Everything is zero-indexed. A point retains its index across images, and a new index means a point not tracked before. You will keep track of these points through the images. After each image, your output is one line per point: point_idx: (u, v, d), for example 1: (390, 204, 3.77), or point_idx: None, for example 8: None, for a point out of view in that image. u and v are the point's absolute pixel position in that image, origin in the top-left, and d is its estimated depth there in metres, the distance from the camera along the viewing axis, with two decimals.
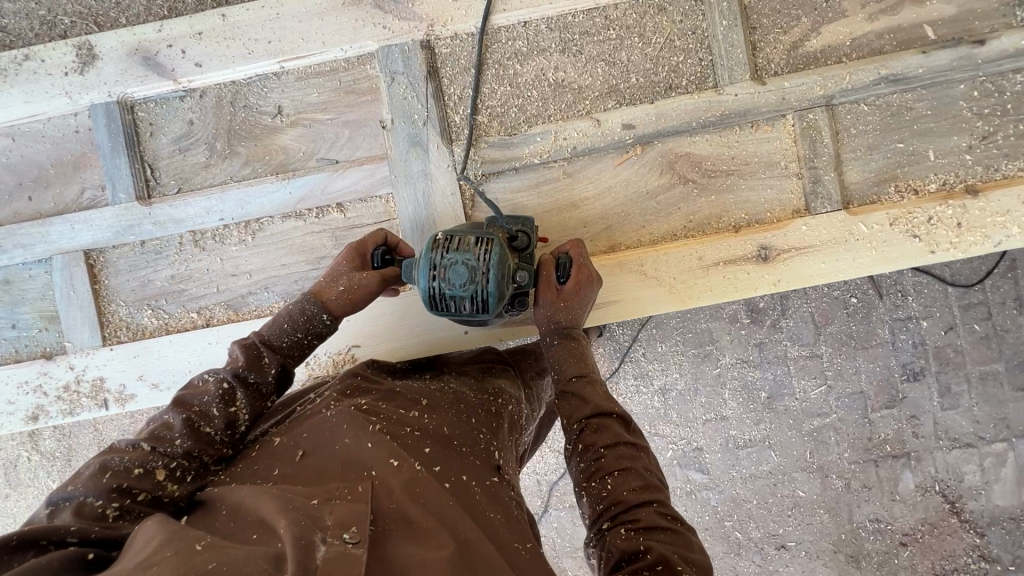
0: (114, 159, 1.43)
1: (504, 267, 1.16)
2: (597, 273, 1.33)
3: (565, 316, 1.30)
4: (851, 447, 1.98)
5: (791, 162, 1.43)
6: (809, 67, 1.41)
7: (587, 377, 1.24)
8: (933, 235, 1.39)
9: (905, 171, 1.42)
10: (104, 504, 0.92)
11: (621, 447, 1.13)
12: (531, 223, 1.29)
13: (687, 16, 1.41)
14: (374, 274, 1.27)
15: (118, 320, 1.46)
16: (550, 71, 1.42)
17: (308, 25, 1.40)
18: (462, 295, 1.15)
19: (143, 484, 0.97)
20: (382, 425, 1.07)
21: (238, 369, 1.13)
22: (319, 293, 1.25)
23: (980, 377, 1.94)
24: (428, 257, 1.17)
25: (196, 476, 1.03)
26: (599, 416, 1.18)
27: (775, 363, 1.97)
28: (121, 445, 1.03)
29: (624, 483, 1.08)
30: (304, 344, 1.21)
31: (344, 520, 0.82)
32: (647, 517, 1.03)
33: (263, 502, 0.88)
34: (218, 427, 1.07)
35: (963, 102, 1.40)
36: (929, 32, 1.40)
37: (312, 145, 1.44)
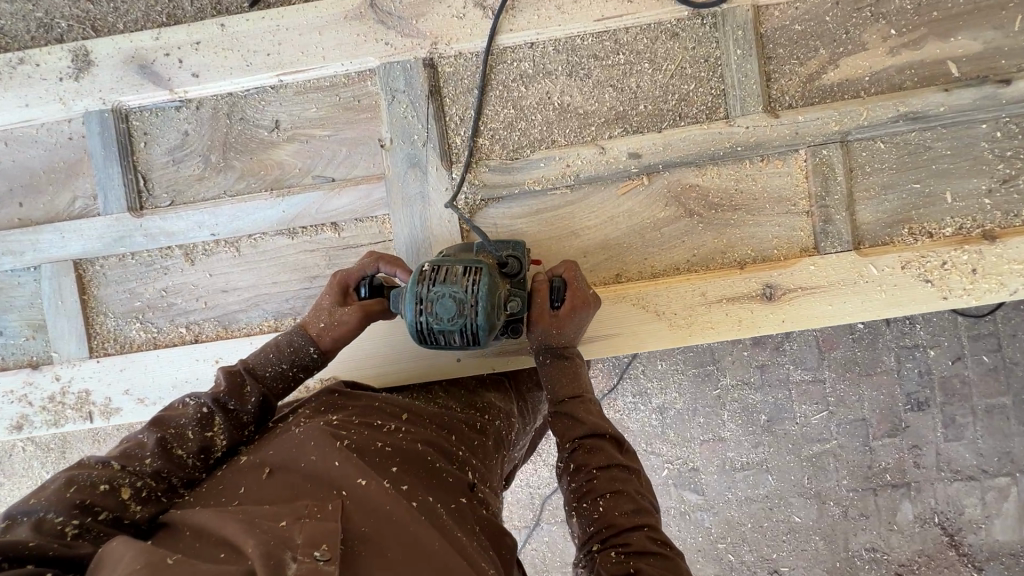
0: (106, 169, 1.40)
1: (494, 295, 1.10)
2: (594, 294, 1.25)
3: (558, 340, 1.25)
4: (850, 474, 1.93)
5: (801, 199, 1.38)
6: (825, 101, 1.36)
7: (581, 398, 1.21)
8: (946, 281, 1.34)
9: (920, 213, 1.37)
10: (65, 521, 0.88)
11: (614, 469, 1.11)
12: (520, 246, 1.23)
13: (700, 43, 1.36)
14: (355, 309, 1.23)
15: (106, 332, 1.44)
16: (556, 94, 1.38)
17: (308, 38, 1.37)
18: (451, 329, 1.09)
19: (107, 502, 0.93)
20: (352, 441, 1.03)
21: (218, 395, 1.11)
22: (306, 324, 1.24)
23: (986, 411, 1.89)
24: (415, 290, 1.10)
25: (162, 498, 0.99)
26: (593, 436, 1.16)
27: (776, 387, 1.93)
28: (90, 460, 1.00)
29: (615, 506, 1.07)
30: (288, 377, 1.19)
31: (313, 540, 0.80)
32: (638, 541, 1.01)
33: (228, 523, 0.85)
34: (191, 450, 1.05)
35: (984, 143, 1.35)
36: (953, 69, 1.35)
37: (309, 162, 1.41)
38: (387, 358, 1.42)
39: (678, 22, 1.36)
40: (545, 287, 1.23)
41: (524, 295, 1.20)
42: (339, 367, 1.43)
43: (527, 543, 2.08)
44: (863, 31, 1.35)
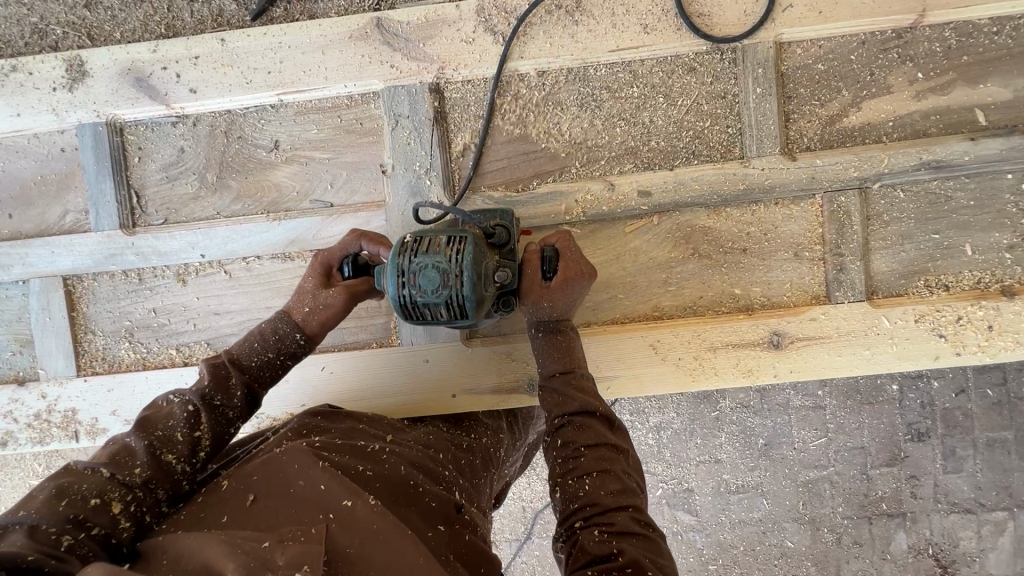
0: (99, 183, 1.36)
1: (480, 265, 1.03)
2: (589, 266, 1.17)
3: (552, 312, 1.18)
4: (846, 502, 1.89)
5: (815, 244, 1.33)
6: (844, 144, 1.31)
7: (572, 373, 1.13)
8: (961, 335, 1.29)
9: (937, 264, 1.32)
10: (59, 532, 0.83)
11: (602, 448, 1.03)
12: (508, 214, 1.19)
13: (718, 79, 1.31)
14: (339, 290, 1.15)
15: (95, 350, 1.40)
16: (565, 125, 1.33)
17: (311, 57, 1.32)
18: (435, 303, 1.01)
19: (98, 518, 0.87)
20: (334, 460, 0.95)
21: (204, 391, 1.05)
22: (291, 310, 1.17)
23: (987, 444, 1.84)
24: (395, 261, 1.02)
25: (148, 516, 0.93)
26: (582, 413, 1.08)
27: (776, 411, 1.89)
28: (78, 467, 0.94)
29: (600, 486, 0.99)
30: (275, 365, 1.13)
31: (296, 561, 0.72)
32: (623, 522, 0.94)
33: (208, 547, 0.78)
34: (180, 454, 0.99)
35: (1008, 195, 1.30)
36: (980, 117, 1.29)
37: (307, 185, 1.36)
38: (381, 386, 1.37)
39: (696, 56, 1.30)
40: (536, 257, 1.17)
41: (514, 265, 1.14)
42: (331, 397, 1.37)
43: (517, 557, 1.99)
44: (889, 73, 1.30)
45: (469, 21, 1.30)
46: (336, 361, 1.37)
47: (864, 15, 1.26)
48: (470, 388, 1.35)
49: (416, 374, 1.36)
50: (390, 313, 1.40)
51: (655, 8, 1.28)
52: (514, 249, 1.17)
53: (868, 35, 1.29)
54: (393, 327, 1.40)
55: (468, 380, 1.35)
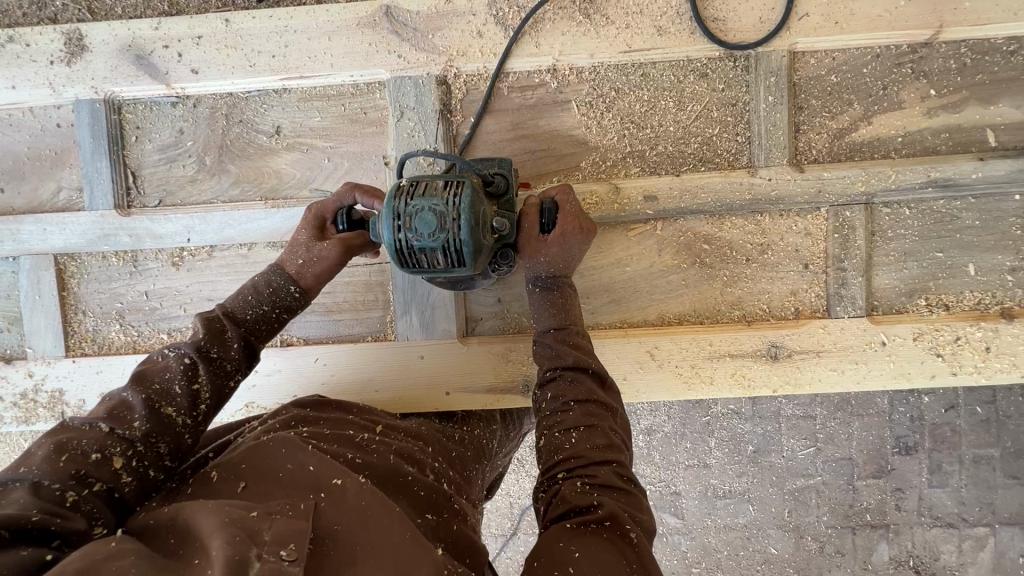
0: (94, 161, 1.33)
1: (478, 208, 0.99)
2: (589, 221, 1.13)
3: (549, 266, 1.13)
4: (831, 511, 1.90)
5: (816, 257, 1.32)
6: (852, 158, 1.30)
7: (568, 329, 1.10)
8: (956, 356, 1.29)
9: (938, 283, 1.31)
10: (63, 488, 0.78)
11: (591, 404, 1.01)
12: (507, 163, 1.16)
13: (730, 86, 1.29)
14: (334, 244, 1.09)
15: (84, 331, 1.38)
16: (572, 125, 1.31)
17: (317, 43, 1.29)
18: (433, 247, 0.97)
19: (100, 473, 0.82)
20: (320, 448, 0.94)
21: (199, 344, 0.98)
22: (285, 263, 1.12)
23: (973, 460, 1.85)
24: (391, 204, 0.98)
25: (151, 472, 0.88)
26: (574, 368, 1.05)
27: (767, 419, 1.89)
28: (74, 423, 0.87)
29: (587, 440, 0.97)
30: (271, 319, 1.08)
31: (282, 538, 0.71)
32: (606, 475, 0.92)
33: (195, 512, 0.75)
34: (180, 407, 0.93)
35: (1012, 217, 1.29)
36: (990, 137, 1.28)
37: (307, 173, 1.34)
38: (372, 378, 1.35)
39: (708, 61, 1.29)
40: (534, 209, 1.14)
41: (512, 217, 1.11)
42: (321, 388, 1.36)
43: (502, 553, 1.99)
44: (901, 89, 1.28)
45: (480, 13, 1.28)
46: (327, 352, 1.36)
47: (880, 28, 1.24)
48: (461, 386, 1.34)
49: (407, 368, 1.35)
50: (386, 307, 1.38)
51: (669, 10, 1.26)
52: (513, 201, 1.14)
53: (883, 49, 1.27)
54: (389, 321, 1.37)
55: (459, 378, 1.34)
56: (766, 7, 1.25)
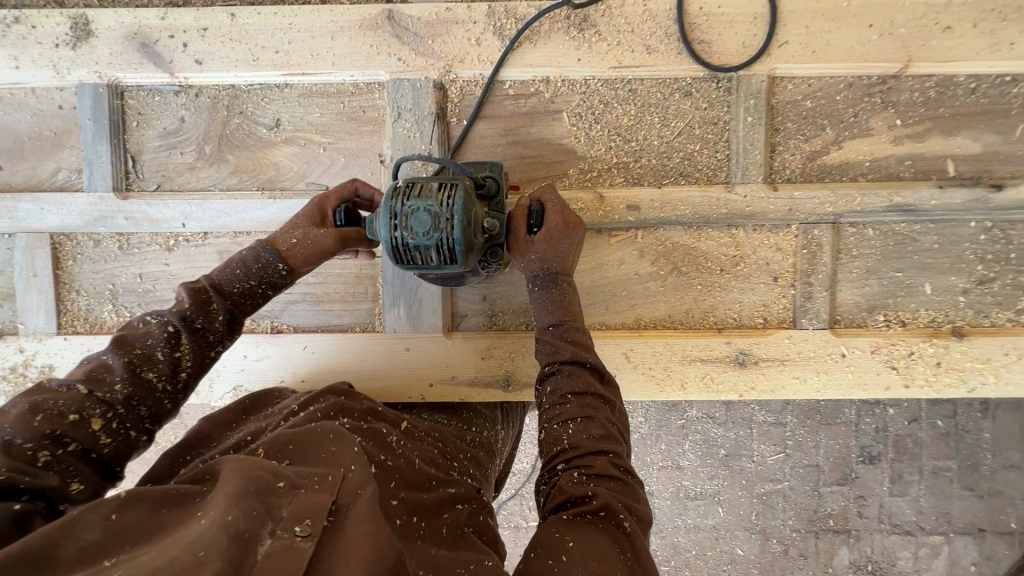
0: (95, 144, 1.36)
1: (470, 209, 1.04)
2: (574, 216, 1.18)
3: (542, 263, 1.16)
4: (796, 515, 1.99)
5: (787, 272, 1.40)
6: (823, 180, 1.38)
7: (565, 325, 1.12)
8: (912, 371, 1.38)
9: (898, 302, 1.40)
10: (35, 448, 0.81)
11: (587, 396, 1.04)
12: (497, 166, 1.20)
13: (713, 106, 1.37)
14: (331, 233, 1.12)
15: (77, 310, 1.41)
16: (562, 134, 1.37)
17: (320, 42, 1.33)
18: (427, 245, 1.02)
19: (76, 434, 0.85)
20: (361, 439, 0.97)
21: (184, 313, 1.00)
22: (276, 241, 1.13)
23: (932, 471, 1.96)
24: (388, 205, 1.03)
25: (131, 433, 0.91)
26: (572, 363, 1.08)
27: (739, 423, 1.97)
28: (51, 385, 0.89)
29: (583, 430, 1.01)
30: (257, 294, 1.10)
31: (298, 513, 0.75)
32: (602, 466, 0.97)
33: (227, 476, 0.80)
34: (162, 372, 0.95)
35: (968, 243, 1.39)
36: (950, 167, 1.37)
37: (305, 167, 1.38)
38: (360, 368, 1.40)
39: (693, 81, 1.36)
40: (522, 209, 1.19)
41: (502, 217, 1.16)
42: (309, 375, 1.41)
43: None
44: (872, 117, 1.37)
45: (479, 23, 1.33)
46: (317, 340, 1.40)
47: (854, 59, 1.33)
48: (445, 379, 1.39)
49: (393, 359, 1.40)
50: (376, 299, 1.43)
51: (659, 30, 1.33)
52: (503, 202, 1.18)
53: (856, 79, 1.36)
54: (378, 313, 1.43)
55: (443, 371, 1.39)
56: (750, 33, 1.33)
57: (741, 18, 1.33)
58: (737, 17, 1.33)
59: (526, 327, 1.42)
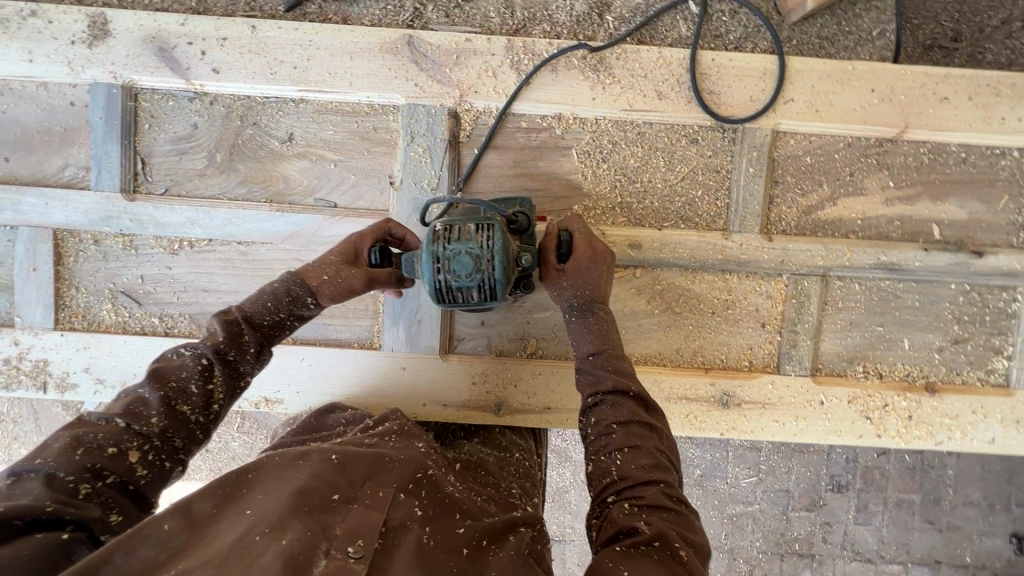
0: (105, 144, 1.36)
1: (509, 248, 1.07)
2: (601, 244, 1.23)
3: (576, 292, 1.21)
4: (763, 538, 2.06)
5: (775, 318, 1.45)
6: (816, 234, 1.43)
7: (605, 353, 1.16)
8: (884, 421, 1.45)
9: (877, 354, 1.47)
10: (77, 480, 0.83)
11: (633, 425, 1.07)
12: (526, 201, 1.23)
13: (716, 154, 1.41)
14: (360, 274, 1.16)
15: (75, 306, 1.41)
16: (570, 170, 1.41)
17: (339, 62, 1.35)
18: (469, 286, 1.06)
19: (115, 467, 0.87)
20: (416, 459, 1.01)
21: (217, 346, 1.03)
22: (307, 274, 1.16)
23: (895, 503, 2.04)
24: (430, 249, 1.06)
25: (166, 464, 0.93)
26: (614, 393, 1.11)
27: (716, 447, 2.03)
28: (91, 418, 0.91)
29: (631, 460, 1.02)
30: (285, 326, 1.13)
31: (352, 534, 0.78)
32: (653, 495, 0.98)
33: (282, 484, 0.83)
34: (195, 405, 0.97)
35: (947, 303, 1.45)
36: (936, 230, 1.44)
37: (314, 182, 1.40)
38: (355, 384, 1.43)
39: (700, 129, 1.40)
40: (551, 239, 1.23)
41: (534, 250, 1.19)
42: (305, 387, 1.43)
43: None
44: (866, 177, 1.42)
45: (497, 55, 1.36)
46: (314, 354, 1.43)
47: (854, 121, 1.38)
48: (438, 400, 1.43)
49: (388, 378, 1.43)
50: (375, 317, 1.45)
51: (670, 78, 1.37)
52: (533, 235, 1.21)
53: (855, 139, 1.41)
54: (377, 331, 1.45)
55: (437, 392, 1.43)
56: (757, 88, 1.38)
57: (750, 73, 1.38)
58: (745, 72, 1.38)
59: (521, 355, 1.45)
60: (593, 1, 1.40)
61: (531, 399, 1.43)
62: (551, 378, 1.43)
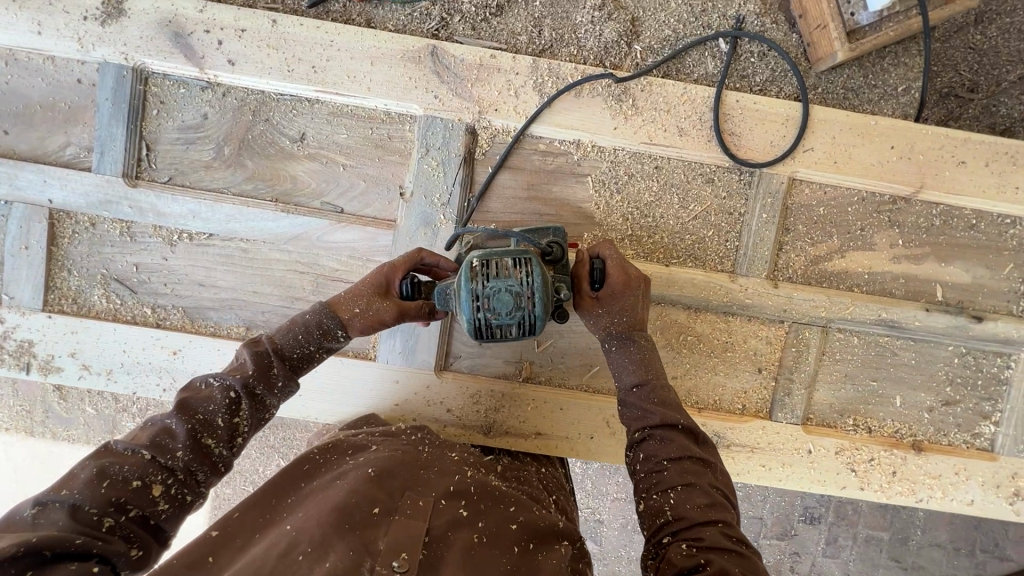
0: (110, 127, 1.32)
1: (548, 283, 1.06)
2: (634, 270, 1.20)
3: (613, 320, 1.20)
4: None
5: (772, 364, 1.46)
6: (820, 283, 1.43)
7: (650, 384, 1.14)
8: (868, 475, 1.46)
9: (868, 408, 1.47)
10: (100, 513, 0.82)
11: (686, 462, 1.05)
12: (558, 231, 1.21)
13: (731, 196, 1.40)
14: (392, 305, 1.14)
15: (66, 289, 1.37)
16: (583, 198, 1.39)
17: (359, 65, 1.32)
18: (508, 323, 1.04)
19: (138, 500, 0.85)
20: (452, 467, 1.05)
21: (247, 379, 1.01)
22: (338, 305, 1.14)
23: (864, 538, 2.04)
24: (469, 287, 1.03)
25: (188, 497, 0.91)
26: (663, 427, 1.09)
27: None
28: (117, 447, 0.89)
29: (686, 499, 1.00)
30: (314, 358, 1.11)
31: (395, 547, 0.82)
32: (712, 536, 0.94)
33: (321, 506, 0.89)
34: (220, 440, 0.95)
35: (941, 364, 1.46)
36: (938, 292, 1.44)
37: (323, 186, 1.37)
38: (348, 393, 1.41)
39: (718, 170, 1.39)
40: (584, 266, 1.20)
41: (567, 280, 1.16)
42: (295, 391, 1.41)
43: None
44: (876, 233, 1.42)
45: (520, 75, 1.34)
46: None
47: (870, 176, 1.38)
48: (429, 416, 1.41)
49: (381, 390, 1.41)
50: None
51: (693, 115, 1.36)
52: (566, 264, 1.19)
53: (869, 194, 1.41)
54: (374, 341, 1.43)
55: (430, 408, 1.41)
56: (778, 134, 1.37)
57: (773, 118, 1.37)
58: (769, 117, 1.37)
59: (517, 378, 1.44)
60: (623, 29, 1.39)
61: (523, 423, 1.42)
62: (543, 404, 1.42)
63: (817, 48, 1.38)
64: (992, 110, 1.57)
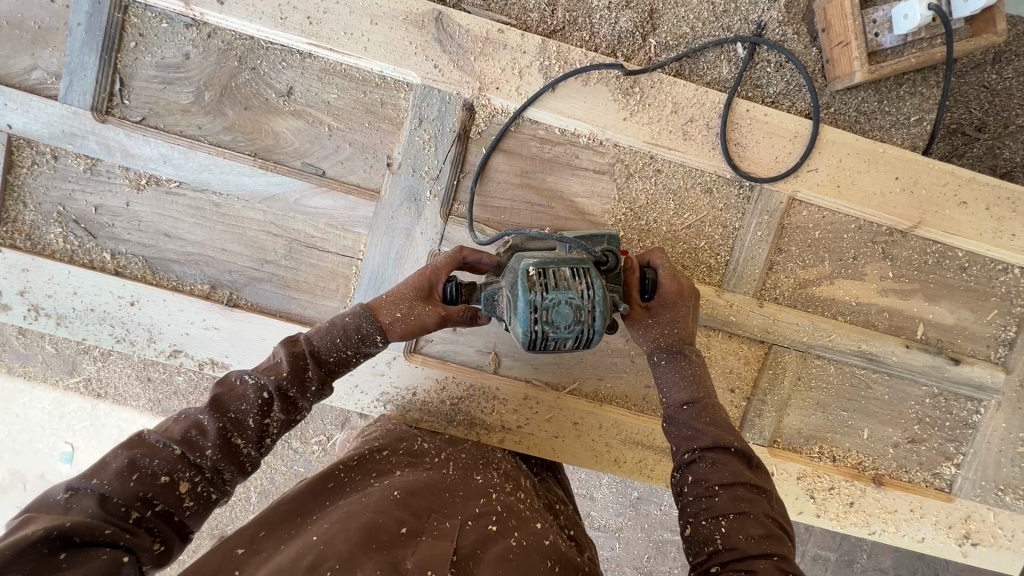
0: (82, 54, 1.22)
1: (608, 299, 1.01)
2: (686, 281, 1.18)
3: (664, 333, 1.16)
4: None
5: (747, 382, 1.44)
6: (806, 308, 1.41)
7: (701, 403, 1.10)
8: (825, 503, 1.45)
9: (835, 436, 1.47)
10: (128, 505, 0.79)
11: (739, 488, 0.98)
12: (613, 239, 1.15)
13: (728, 209, 1.36)
14: (435, 311, 1.08)
15: (21, 223, 1.29)
16: (577, 192, 1.34)
17: (357, 21, 1.23)
18: (566, 337, 0.99)
19: (166, 496, 0.82)
20: (473, 492, 1.03)
21: (282, 381, 0.95)
22: (379, 308, 1.07)
23: (811, 557, 2.06)
24: (527, 298, 0.97)
25: (212, 496, 0.88)
26: (714, 449, 1.03)
27: None
28: (147, 438, 0.86)
29: (739, 529, 0.93)
30: (351, 362, 1.04)
31: (422, 566, 0.80)
32: (767, 571, 0.87)
33: (350, 521, 0.88)
34: (250, 440, 0.91)
35: (913, 402, 1.46)
36: (920, 329, 1.43)
37: (307, 146, 1.29)
38: None
39: (718, 179, 1.35)
40: (635, 274, 1.17)
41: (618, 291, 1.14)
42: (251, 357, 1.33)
43: None
44: (867, 264, 1.40)
45: (527, 54, 1.27)
46: (270, 329, 1.32)
47: (872, 207, 1.35)
48: (393, 398, 1.37)
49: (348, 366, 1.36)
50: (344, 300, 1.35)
51: (701, 120, 1.31)
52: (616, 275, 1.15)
53: (867, 224, 1.38)
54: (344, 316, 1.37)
55: (396, 390, 1.37)
56: (784, 150, 1.33)
57: (782, 133, 1.32)
58: (778, 132, 1.32)
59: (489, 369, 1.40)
60: (639, 20, 1.32)
61: (488, 415, 1.38)
62: (507, 396, 1.39)
63: (836, 66, 1.33)
64: (996, 152, 1.54)
